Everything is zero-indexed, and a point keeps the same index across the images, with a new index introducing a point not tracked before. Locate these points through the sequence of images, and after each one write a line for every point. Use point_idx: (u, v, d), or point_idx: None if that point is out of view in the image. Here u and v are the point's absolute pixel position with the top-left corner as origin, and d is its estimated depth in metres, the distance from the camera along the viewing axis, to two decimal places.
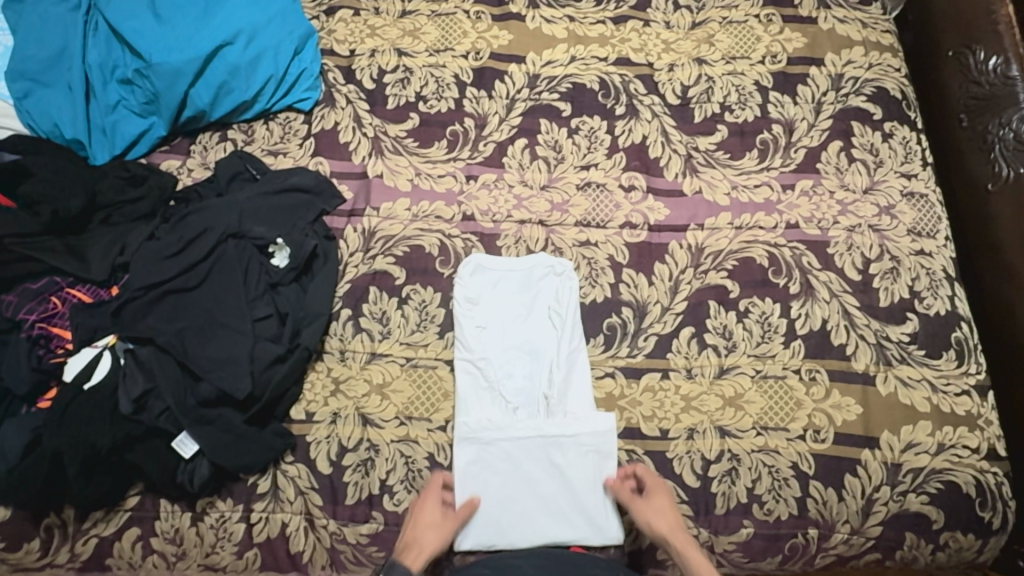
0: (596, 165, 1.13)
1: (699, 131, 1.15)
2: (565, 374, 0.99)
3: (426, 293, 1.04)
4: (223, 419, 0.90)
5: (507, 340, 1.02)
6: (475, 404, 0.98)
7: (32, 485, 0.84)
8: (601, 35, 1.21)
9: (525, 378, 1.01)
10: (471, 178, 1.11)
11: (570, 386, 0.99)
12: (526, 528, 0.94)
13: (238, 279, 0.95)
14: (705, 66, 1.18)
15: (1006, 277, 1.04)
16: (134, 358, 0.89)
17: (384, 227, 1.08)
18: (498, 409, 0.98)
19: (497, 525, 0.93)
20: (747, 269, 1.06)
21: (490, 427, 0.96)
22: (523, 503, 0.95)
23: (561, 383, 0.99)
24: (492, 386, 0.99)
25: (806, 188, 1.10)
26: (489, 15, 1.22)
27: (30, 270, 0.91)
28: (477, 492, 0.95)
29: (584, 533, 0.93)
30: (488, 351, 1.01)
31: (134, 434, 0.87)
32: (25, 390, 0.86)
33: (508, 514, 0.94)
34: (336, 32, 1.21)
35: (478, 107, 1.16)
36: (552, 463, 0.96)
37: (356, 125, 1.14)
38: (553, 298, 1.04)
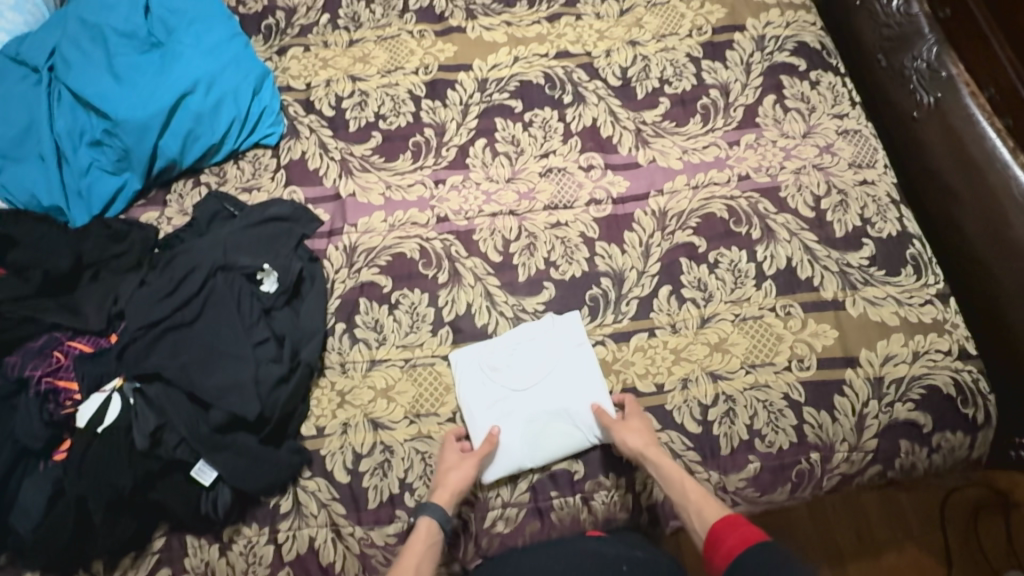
0: (554, 152, 1.19)
1: (644, 106, 1.22)
2: (482, 383, 1.03)
3: (414, 295, 1.09)
4: (239, 443, 0.92)
5: (548, 412, 1.01)
6: (575, 384, 1.03)
7: (59, 539, 0.85)
8: (538, 35, 1.29)
9: (536, 397, 1.02)
10: (440, 182, 1.17)
11: (470, 372, 1.03)
12: (546, 337, 1.05)
13: (233, 308, 0.98)
14: (639, 47, 1.27)
15: (948, 176, 1.16)
16: (142, 397, 0.92)
17: (364, 241, 1.13)
18: (577, 381, 1.03)
19: (562, 336, 1.05)
20: (710, 224, 1.13)
21: (563, 363, 1.04)
22: (538, 348, 1.04)
23: (479, 380, 1.03)
24: (557, 404, 1.02)
25: (749, 142, 1.18)
26: (432, 32, 1.30)
27: (31, 329, 0.95)
28: (577, 361, 1.04)
29: (488, 353, 1.04)
30: (558, 412, 1.01)
31: (153, 470, 0.89)
32: (42, 442, 0.88)
33: (548, 345, 1.04)
34: (290, 69, 1.27)
35: (436, 117, 1.22)
36: (514, 360, 1.04)
37: (323, 151, 1.20)
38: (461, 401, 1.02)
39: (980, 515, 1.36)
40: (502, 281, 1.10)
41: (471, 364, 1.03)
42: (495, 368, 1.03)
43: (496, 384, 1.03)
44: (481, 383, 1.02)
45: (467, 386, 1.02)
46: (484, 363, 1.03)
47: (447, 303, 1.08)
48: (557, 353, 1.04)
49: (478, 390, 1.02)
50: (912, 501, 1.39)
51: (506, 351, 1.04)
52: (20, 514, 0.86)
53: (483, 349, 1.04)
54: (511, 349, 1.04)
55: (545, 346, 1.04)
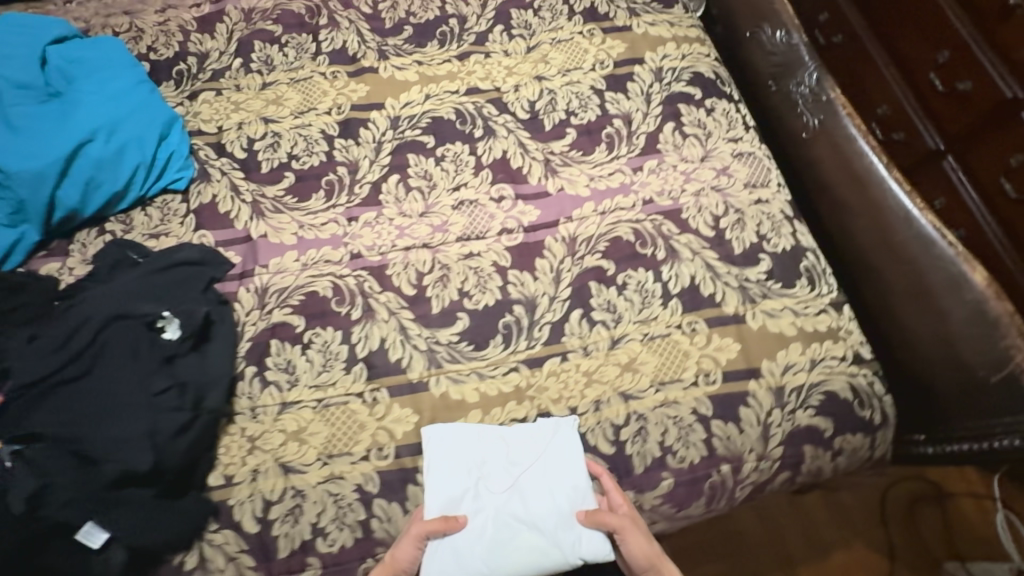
0: (465, 185, 1.22)
1: (552, 137, 1.27)
2: (456, 477, 0.99)
3: (327, 333, 1.08)
4: (134, 498, 0.89)
5: (517, 519, 0.98)
6: (552, 497, 0.99)
7: None
8: (449, 72, 1.33)
9: (509, 500, 0.99)
10: (353, 219, 1.18)
11: (447, 460, 1.00)
12: (533, 442, 1.02)
13: (129, 358, 0.96)
14: (545, 81, 1.32)
15: (841, 194, 1.25)
16: (21, 459, 0.88)
17: (276, 281, 1.12)
18: (559, 490, 0.99)
19: (551, 445, 1.01)
20: (617, 247, 1.17)
21: (545, 473, 1.00)
22: (522, 452, 1.01)
23: (455, 477, 0.99)
24: (539, 514, 0.98)
25: (652, 167, 1.24)
26: (345, 73, 1.33)
27: None
28: (559, 473, 1.00)
29: (471, 444, 1.01)
30: (529, 524, 0.97)
31: (36, 535, 0.84)
32: None
33: (535, 450, 1.01)
34: (201, 114, 1.28)
35: (349, 155, 1.24)
36: (495, 456, 1.01)
37: (234, 193, 1.20)
38: (433, 499, 0.98)
39: (916, 510, 1.42)
40: (415, 313, 1.11)
41: (450, 459, 1.00)
42: (473, 458, 1.00)
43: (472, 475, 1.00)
44: (459, 480, 0.99)
45: (443, 480, 0.99)
46: (463, 456, 1.00)
47: (361, 339, 1.08)
48: (543, 463, 1.00)
49: (454, 487, 0.99)
50: (856, 500, 1.44)
51: (489, 445, 1.02)
52: None
53: (464, 442, 1.01)
54: (496, 443, 1.02)
55: (530, 446, 1.01)
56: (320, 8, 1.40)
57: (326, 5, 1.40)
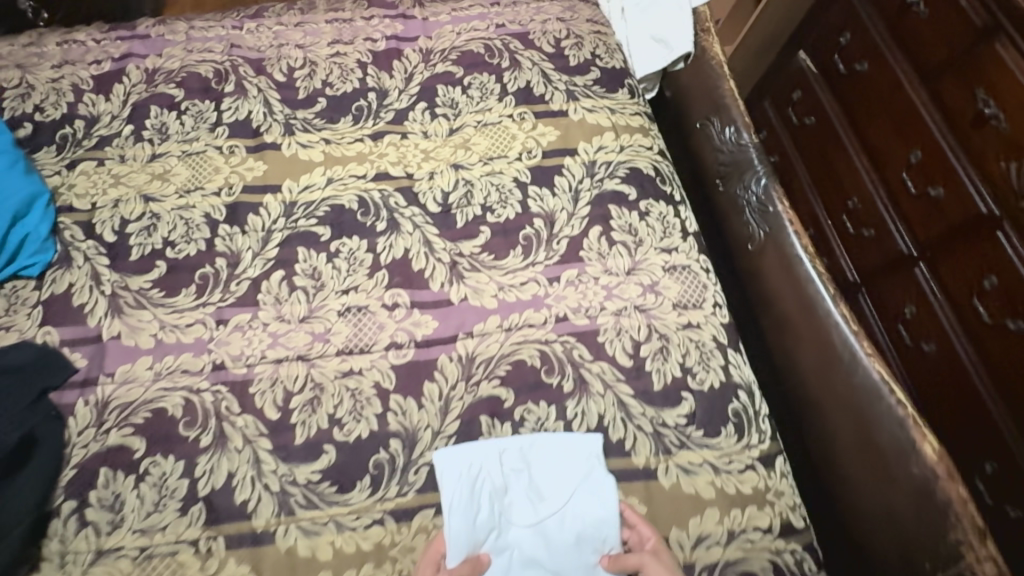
0: (357, 287, 1.08)
1: (463, 236, 1.13)
2: (480, 509, 0.93)
3: (167, 463, 0.93)
4: None
5: (545, 572, 0.89)
6: (580, 542, 0.91)
7: None
8: (359, 153, 1.20)
9: (536, 532, 0.92)
10: (222, 322, 1.04)
11: (464, 489, 0.92)
12: (563, 481, 0.94)
13: None
14: (463, 170, 1.19)
15: (783, 321, 1.11)
16: None
17: (120, 394, 0.98)
18: (586, 531, 0.92)
19: (579, 475, 0.94)
20: (520, 372, 1.02)
21: (572, 506, 0.93)
22: (552, 488, 0.95)
23: (473, 501, 0.93)
24: (561, 555, 0.90)
25: (570, 278, 1.10)
26: (243, 147, 1.20)
27: None
28: (588, 512, 0.93)
29: (500, 476, 0.95)
30: (555, 566, 0.90)
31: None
32: None
33: (564, 484, 0.95)
34: (76, 186, 1.15)
35: (231, 245, 1.11)
36: (523, 498, 0.95)
37: (93, 283, 1.06)
38: (453, 530, 0.90)
39: None
40: (274, 443, 0.95)
41: (463, 488, 0.92)
42: (499, 497, 0.94)
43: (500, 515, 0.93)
44: (474, 511, 0.92)
45: (458, 510, 0.91)
46: (485, 481, 0.94)
47: (205, 473, 0.93)
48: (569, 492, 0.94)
49: (470, 517, 0.91)
50: None
51: (518, 480, 0.95)
52: None
53: (483, 467, 0.94)
54: (524, 475, 0.95)
55: (557, 477, 0.95)
56: (229, 72, 1.28)
57: (236, 70, 1.29)
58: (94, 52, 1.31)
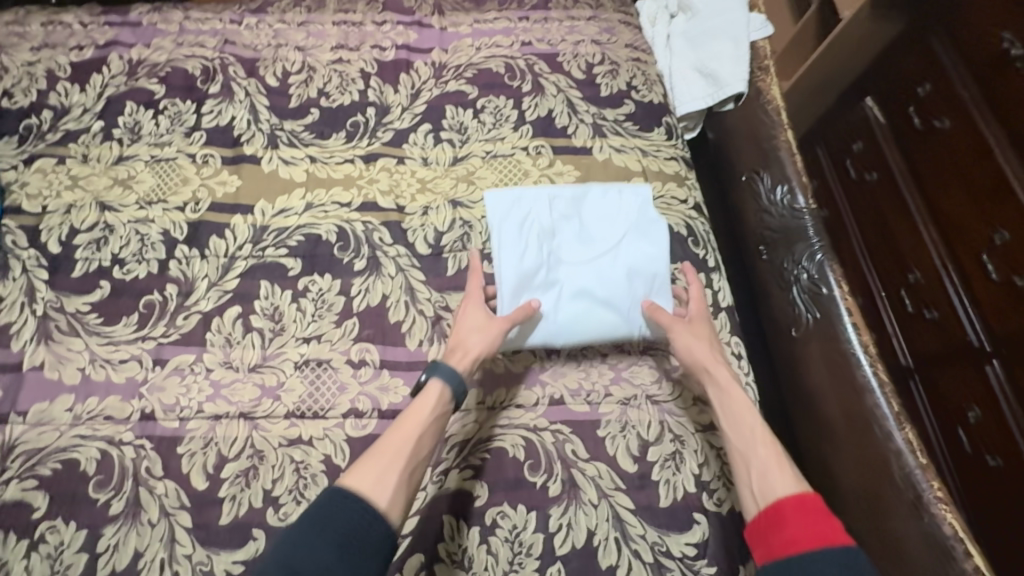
0: (320, 336, 0.92)
1: (452, 287, 0.97)
2: (530, 240, 0.97)
3: (66, 531, 0.79)
4: None
5: (591, 300, 0.94)
6: (625, 267, 0.95)
7: None
8: (346, 177, 1.05)
9: (586, 276, 0.95)
10: (160, 362, 0.90)
11: (512, 220, 0.98)
12: (617, 229, 0.99)
13: None
14: (461, 208, 1.03)
15: (822, 429, 0.93)
16: None
17: (30, 437, 0.84)
18: (637, 264, 0.96)
19: (626, 232, 0.98)
20: (498, 463, 0.85)
21: (619, 243, 0.97)
22: (603, 228, 0.99)
23: (524, 242, 0.96)
24: (610, 276, 0.95)
25: (574, 351, 0.93)
26: (219, 157, 1.06)
27: None
28: (643, 281, 0.95)
29: (547, 205, 0.99)
30: (600, 295, 0.94)
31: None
32: None
33: (617, 228, 0.99)
34: (30, 185, 1.03)
35: (187, 270, 0.96)
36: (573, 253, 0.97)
37: (26, 300, 0.93)
38: (505, 270, 0.94)
39: None
40: (194, 520, 0.80)
41: (514, 222, 0.98)
42: (546, 214, 0.99)
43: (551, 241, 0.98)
44: (525, 252, 0.95)
45: (508, 250, 0.95)
46: (541, 218, 0.98)
47: (108, 548, 0.78)
48: (621, 265, 0.95)
49: (520, 258, 0.95)
50: None
51: (568, 218, 0.99)
52: None
53: (533, 207, 0.99)
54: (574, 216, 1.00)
55: (606, 223, 0.99)
56: (218, 71, 1.15)
57: (226, 69, 1.15)
58: (78, 37, 1.19)
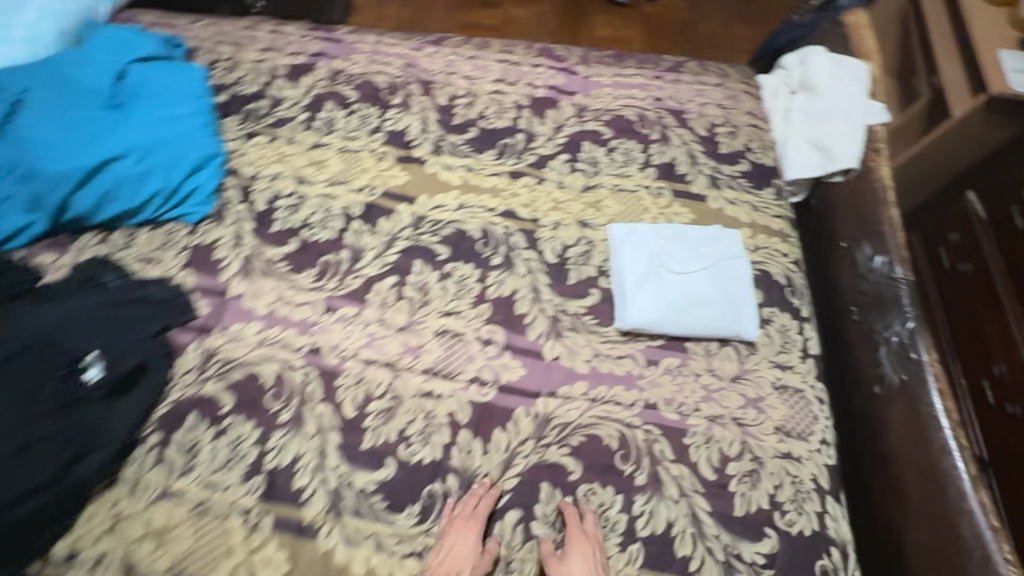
0: (458, 312, 1.10)
1: (572, 293, 1.12)
2: (642, 259, 1.13)
3: (245, 427, 0.98)
4: None
5: (694, 304, 1.08)
6: (721, 281, 1.10)
7: None
8: (494, 188, 1.24)
9: (686, 288, 1.09)
10: (330, 310, 1.09)
11: (628, 243, 1.15)
12: (713, 250, 1.13)
13: (33, 392, 0.91)
14: (588, 229, 1.19)
15: (895, 498, 0.98)
16: None
17: (227, 349, 1.05)
18: (732, 281, 1.11)
19: (720, 254, 1.13)
20: (593, 448, 0.97)
21: (716, 264, 1.12)
22: (701, 249, 1.14)
23: (639, 261, 1.13)
24: (710, 285, 1.10)
25: (670, 366, 1.05)
26: (394, 156, 1.29)
27: None
28: (735, 296, 1.09)
29: (656, 231, 1.16)
30: (699, 302, 1.08)
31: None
32: None
33: (714, 251, 1.13)
34: (247, 155, 1.28)
35: (358, 241, 1.17)
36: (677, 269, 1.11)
37: (235, 243, 1.16)
38: (620, 288, 1.11)
39: None
40: (342, 440, 0.97)
41: (630, 243, 1.15)
42: (657, 239, 1.15)
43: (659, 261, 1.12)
44: (638, 272, 1.12)
45: (624, 274, 1.12)
46: (651, 240, 1.15)
47: (275, 447, 0.96)
48: (715, 282, 1.10)
49: (634, 279, 1.11)
50: None
51: (673, 238, 1.15)
52: None
53: (645, 231, 1.16)
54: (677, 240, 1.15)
55: (704, 245, 1.14)
56: (401, 86, 1.40)
57: (407, 86, 1.40)
58: (296, 46, 1.48)
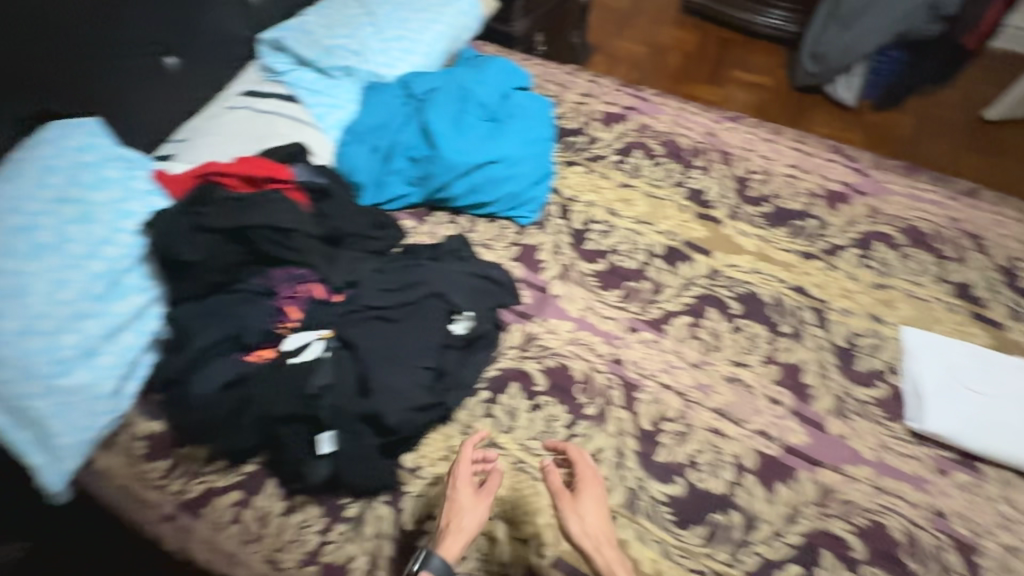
0: (748, 366, 1.19)
1: (859, 380, 1.18)
2: (936, 368, 1.17)
3: (556, 408, 1.13)
4: (362, 436, 0.99)
5: (994, 428, 1.09)
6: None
7: (209, 416, 0.97)
8: (786, 262, 1.34)
9: (985, 409, 1.12)
10: (632, 330, 1.24)
11: (923, 350, 1.20)
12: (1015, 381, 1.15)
13: (432, 331, 1.08)
14: (879, 324, 1.25)
15: None
16: (333, 356, 1.01)
17: (543, 338, 1.22)
18: None
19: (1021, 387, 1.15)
20: (879, 534, 1.00)
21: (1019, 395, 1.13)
22: (1002, 376, 1.16)
23: (935, 369, 1.17)
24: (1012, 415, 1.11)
25: (962, 481, 1.06)
26: (694, 210, 1.44)
27: (299, 258, 1.08)
28: None
29: (951, 346, 1.20)
30: (1001, 428, 1.09)
31: (308, 414, 0.96)
32: (254, 339, 1.02)
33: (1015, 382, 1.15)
34: (567, 180, 1.50)
35: (659, 276, 1.32)
36: (973, 388, 1.15)
37: (555, 250, 1.36)
38: (913, 389, 1.15)
39: None
40: (639, 447, 1.09)
41: (924, 350, 1.20)
42: (952, 354, 1.19)
43: (954, 375, 1.16)
44: (934, 379, 1.15)
45: (918, 376, 1.16)
46: (946, 354, 1.19)
47: (581, 434, 1.10)
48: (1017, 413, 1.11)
49: (930, 384, 1.15)
50: None
51: (968, 358, 1.19)
52: (202, 380, 0.98)
53: (940, 342, 1.21)
54: (973, 360, 1.18)
55: (1005, 373, 1.16)
56: (702, 151, 1.56)
57: (708, 152, 1.56)
58: (610, 97, 1.72)
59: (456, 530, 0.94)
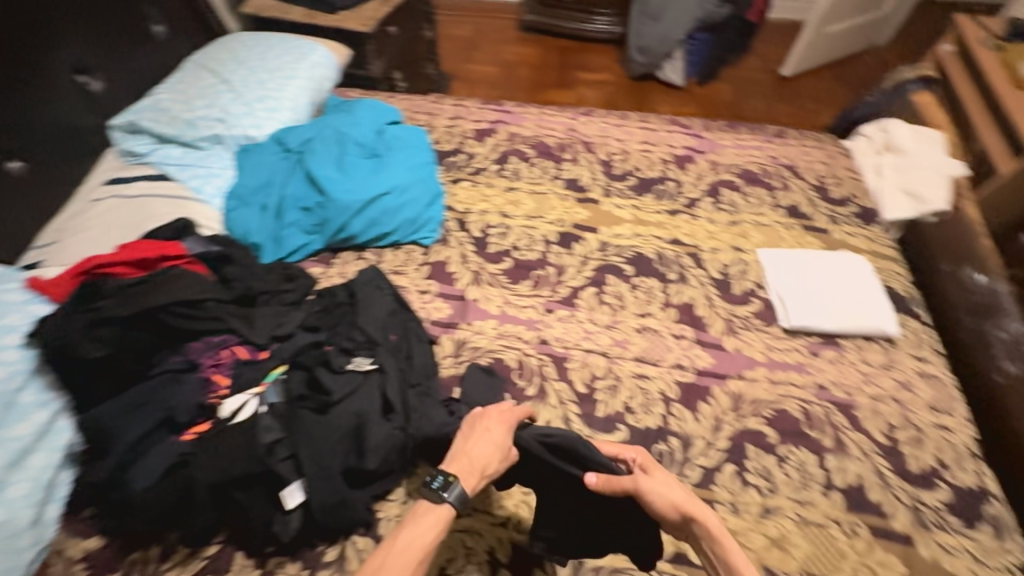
0: (651, 315, 1.37)
1: (738, 301, 1.40)
2: (791, 275, 1.42)
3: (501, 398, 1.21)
4: (332, 478, 1.00)
5: (844, 308, 1.35)
6: (859, 291, 1.39)
7: (161, 503, 0.95)
8: (659, 222, 1.56)
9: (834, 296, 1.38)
10: (549, 311, 1.37)
11: (779, 263, 1.45)
12: (847, 269, 1.43)
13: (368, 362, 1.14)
14: (742, 253, 1.50)
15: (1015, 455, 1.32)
16: (274, 411, 1.05)
17: (473, 340, 1.31)
18: (870, 291, 1.39)
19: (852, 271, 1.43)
20: (783, 418, 1.20)
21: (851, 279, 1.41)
22: (837, 267, 1.44)
23: (790, 276, 1.42)
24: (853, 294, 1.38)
25: (831, 358, 1.31)
26: (574, 197, 1.62)
27: (214, 326, 1.13)
28: (874, 303, 1.37)
29: (798, 255, 1.46)
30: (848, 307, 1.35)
31: (263, 471, 0.97)
32: (187, 418, 1.02)
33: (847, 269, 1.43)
34: (457, 196, 1.60)
35: (560, 260, 1.47)
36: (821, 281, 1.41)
37: (462, 260, 1.45)
38: (780, 296, 1.39)
39: None
40: (581, 410, 1.21)
41: (779, 263, 1.45)
42: (800, 260, 1.45)
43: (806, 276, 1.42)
44: (792, 284, 1.40)
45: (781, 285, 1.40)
46: (794, 261, 1.45)
47: None
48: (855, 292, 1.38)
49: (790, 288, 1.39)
50: None
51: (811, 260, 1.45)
52: (140, 471, 0.96)
53: (788, 254, 1.47)
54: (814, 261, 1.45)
55: (839, 265, 1.44)
56: (568, 146, 1.76)
57: (573, 146, 1.76)
58: (476, 115, 1.86)
59: (469, 460, 0.95)
